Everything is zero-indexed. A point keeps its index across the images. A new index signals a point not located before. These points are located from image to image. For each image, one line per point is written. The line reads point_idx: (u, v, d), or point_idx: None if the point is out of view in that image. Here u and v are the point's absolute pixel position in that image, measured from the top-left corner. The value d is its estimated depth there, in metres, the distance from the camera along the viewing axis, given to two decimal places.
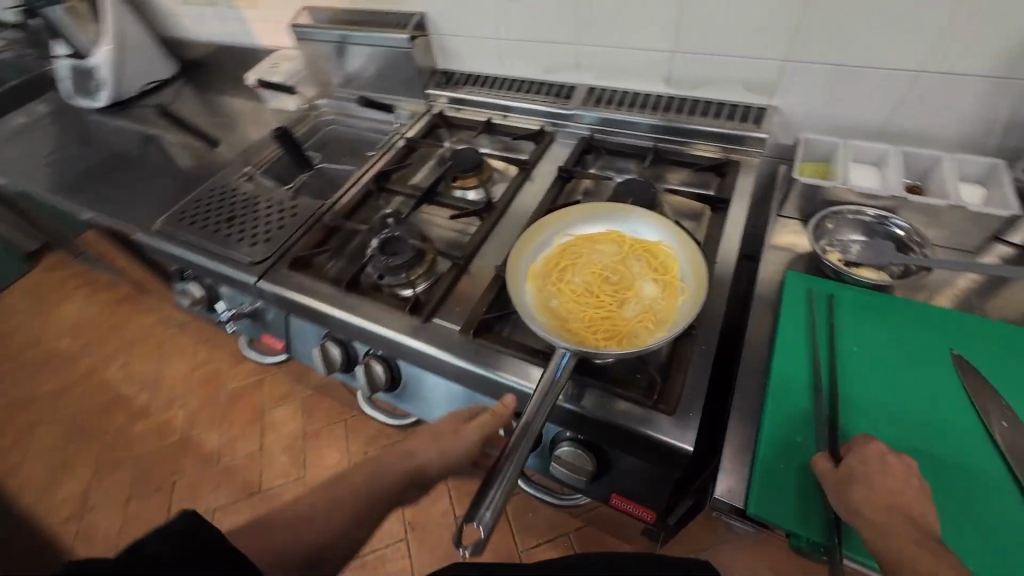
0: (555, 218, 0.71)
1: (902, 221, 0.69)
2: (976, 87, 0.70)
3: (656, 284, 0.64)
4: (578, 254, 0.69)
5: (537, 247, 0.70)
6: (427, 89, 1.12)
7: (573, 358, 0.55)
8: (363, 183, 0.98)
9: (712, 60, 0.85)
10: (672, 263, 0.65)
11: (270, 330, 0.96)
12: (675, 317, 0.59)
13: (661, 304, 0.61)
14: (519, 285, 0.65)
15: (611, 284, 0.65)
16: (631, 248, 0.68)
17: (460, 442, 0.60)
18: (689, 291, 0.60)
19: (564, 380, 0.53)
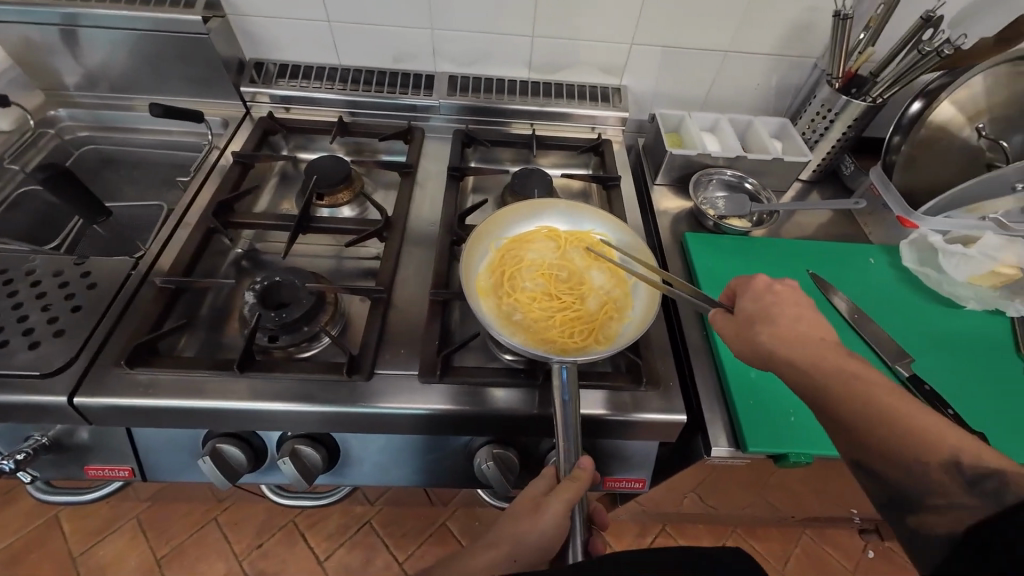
0: (485, 224, 0.66)
1: (752, 177, 0.86)
2: (765, 62, 0.88)
3: (603, 273, 0.65)
4: (519, 256, 0.66)
5: (475, 257, 0.64)
6: (241, 87, 0.88)
7: (572, 370, 0.52)
8: (193, 222, 0.73)
9: (567, 44, 0.88)
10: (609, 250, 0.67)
11: (96, 456, 0.66)
12: (635, 301, 0.62)
13: (617, 292, 0.63)
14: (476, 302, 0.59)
15: (563, 281, 0.64)
16: (568, 241, 0.68)
17: (546, 521, 0.48)
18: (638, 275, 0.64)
19: (575, 399, 0.52)
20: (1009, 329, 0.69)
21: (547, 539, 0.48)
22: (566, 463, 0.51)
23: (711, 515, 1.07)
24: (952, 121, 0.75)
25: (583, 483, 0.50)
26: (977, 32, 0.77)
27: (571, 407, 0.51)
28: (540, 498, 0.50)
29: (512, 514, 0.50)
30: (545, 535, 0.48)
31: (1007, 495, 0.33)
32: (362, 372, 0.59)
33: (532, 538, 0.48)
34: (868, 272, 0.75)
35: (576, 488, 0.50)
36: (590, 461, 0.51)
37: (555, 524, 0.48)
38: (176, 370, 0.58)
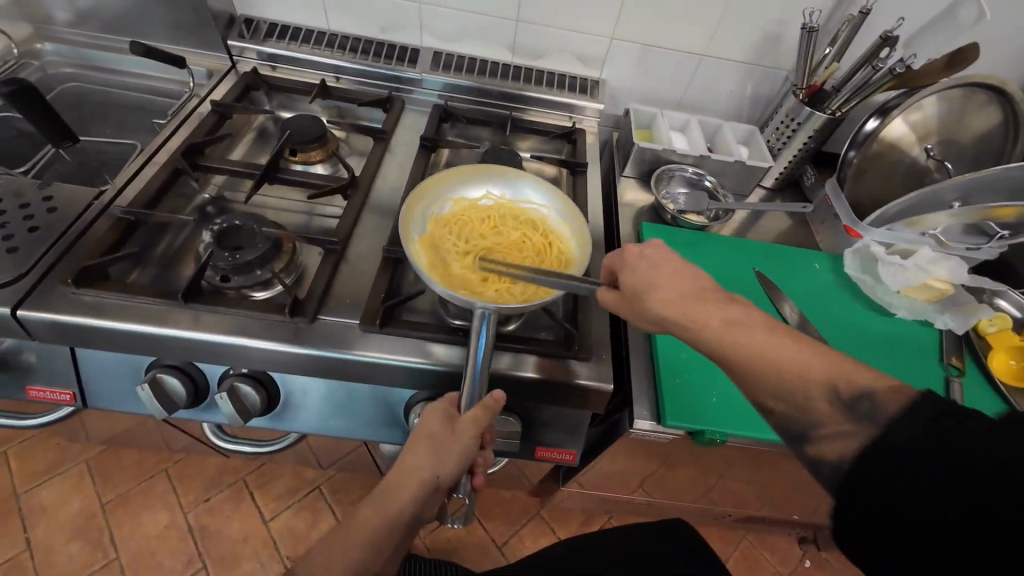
0: (425, 187, 0.69)
1: (712, 176, 0.89)
2: (737, 70, 0.92)
3: (517, 219, 0.72)
4: (444, 252, 0.66)
5: (416, 220, 0.67)
6: (228, 40, 0.89)
7: (494, 318, 0.54)
8: (161, 161, 0.75)
9: (551, 32, 0.90)
10: (541, 218, 0.72)
11: (38, 379, 0.67)
12: (557, 222, 0.71)
13: (538, 229, 0.71)
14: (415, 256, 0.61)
15: (492, 250, 0.68)
16: (481, 211, 0.71)
17: (463, 440, 0.54)
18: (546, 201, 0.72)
19: (491, 343, 0.54)
20: (935, 341, 0.73)
21: (468, 449, 0.55)
22: (466, 396, 0.55)
23: (653, 509, 1.08)
24: (902, 139, 0.79)
25: (495, 408, 0.55)
26: (923, 54, 0.83)
27: (485, 351, 0.54)
28: (455, 421, 0.55)
29: (428, 439, 0.54)
30: (463, 453, 0.54)
31: (876, 414, 0.36)
32: (304, 315, 0.61)
33: (452, 458, 0.54)
34: (812, 276, 0.79)
35: (489, 408, 0.55)
36: (501, 393, 0.56)
37: (470, 441, 0.54)
38: (121, 296, 0.59)
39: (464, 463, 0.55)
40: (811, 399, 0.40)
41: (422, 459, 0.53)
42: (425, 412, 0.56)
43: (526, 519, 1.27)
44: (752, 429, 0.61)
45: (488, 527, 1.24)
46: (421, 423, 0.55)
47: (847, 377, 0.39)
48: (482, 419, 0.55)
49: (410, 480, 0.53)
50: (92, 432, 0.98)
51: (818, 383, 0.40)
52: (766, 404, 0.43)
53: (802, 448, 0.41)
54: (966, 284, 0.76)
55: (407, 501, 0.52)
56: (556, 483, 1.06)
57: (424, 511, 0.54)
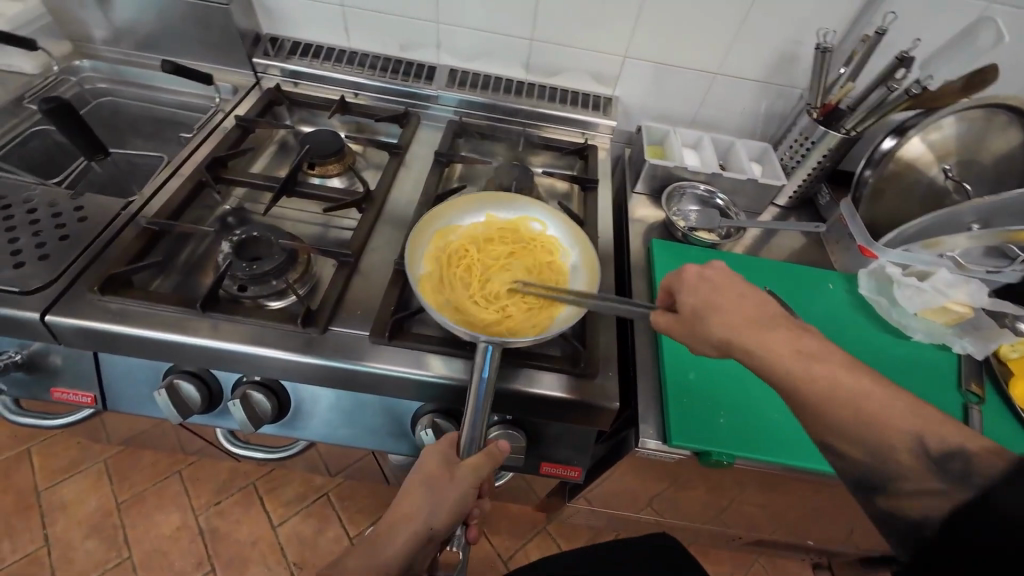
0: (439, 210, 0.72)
1: (724, 194, 0.89)
2: (750, 88, 0.92)
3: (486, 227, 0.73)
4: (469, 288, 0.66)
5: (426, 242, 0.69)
6: (254, 58, 0.93)
7: (498, 351, 0.55)
8: (186, 174, 0.78)
9: (566, 50, 0.92)
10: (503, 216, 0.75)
11: (63, 382, 0.69)
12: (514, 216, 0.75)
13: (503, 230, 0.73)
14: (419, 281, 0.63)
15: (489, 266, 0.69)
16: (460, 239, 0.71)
17: (458, 489, 0.54)
18: (495, 202, 0.75)
19: (492, 385, 0.54)
20: (954, 365, 0.71)
21: (464, 497, 0.54)
22: (466, 430, 0.54)
23: (661, 529, 1.06)
24: (920, 159, 0.78)
25: (497, 457, 0.56)
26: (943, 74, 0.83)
27: (485, 386, 0.54)
28: (454, 463, 0.55)
29: (425, 481, 0.54)
30: (458, 501, 0.54)
31: None
32: (317, 326, 0.62)
33: (447, 506, 0.53)
34: (826, 297, 0.78)
35: (490, 459, 0.56)
36: (506, 443, 0.57)
37: (467, 489, 0.54)
38: (142, 303, 0.62)
39: (458, 518, 0.55)
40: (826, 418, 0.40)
41: (419, 500, 0.53)
42: (425, 453, 0.56)
43: (532, 535, 1.26)
44: (761, 451, 0.60)
45: (493, 541, 1.24)
46: (420, 464, 0.55)
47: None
48: (484, 464, 0.55)
49: (405, 522, 0.53)
50: (111, 433, 1.01)
51: (923, 445, 0.39)
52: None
53: (880, 502, 0.41)
54: (987, 307, 0.74)
55: (401, 547, 0.52)
56: (562, 498, 1.05)
57: (416, 561, 0.54)
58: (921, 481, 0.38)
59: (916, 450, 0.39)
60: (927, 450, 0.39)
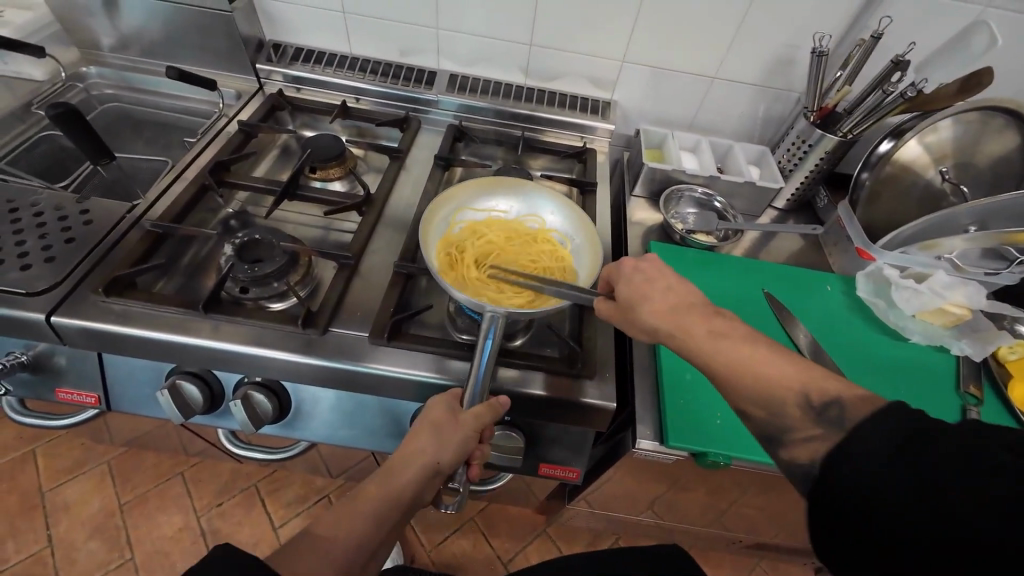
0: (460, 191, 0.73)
1: (722, 197, 0.90)
2: (748, 92, 0.92)
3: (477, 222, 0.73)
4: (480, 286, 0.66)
5: (440, 223, 0.71)
6: (257, 64, 0.95)
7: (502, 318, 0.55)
8: (190, 177, 0.79)
9: (564, 55, 0.93)
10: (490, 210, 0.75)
11: (68, 382, 0.70)
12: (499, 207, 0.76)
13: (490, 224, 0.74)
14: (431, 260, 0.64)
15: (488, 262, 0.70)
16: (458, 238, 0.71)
17: (464, 431, 0.55)
18: (481, 195, 0.75)
19: (497, 345, 0.55)
20: (953, 367, 0.71)
21: (468, 439, 0.55)
22: (471, 383, 0.55)
23: (661, 532, 1.06)
24: (917, 161, 0.78)
25: (500, 410, 0.58)
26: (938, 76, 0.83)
27: (491, 345, 0.55)
28: (459, 410, 0.56)
29: (432, 427, 0.55)
30: (464, 443, 0.55)
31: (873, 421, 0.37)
32: (316, 327, 0.63)
33: (454, 445, 0.54)
34: (824, 299, 0.78)
35: (493, 411, 0.57)
36: (507, 398, 0.58)
37: (471, 434, 0.56)
38: (146, 305, 0.63)
39: (463, 458, 0.56)
40: (807, 410, 0.40)
41: (425, 443, 0.54)
42: (430, 402, 0.57)
43: (532, 537, 1.26)
44: (759, 453, 0.60)
45: (493, 543, 1.24)
46: (426, 411, 0.56)
47: (851, 398, 0.40)
48: (488, 413, 0.56)
49: (413, 459, 0.53)
50: (115, 433, 1.02)
51: (811, 397, 0.41)
52: (768, 421, 0.42)
53: (782, 456, 0.41)
54: (986, 309, 0.74)
55: (411, 481, 0.53)
56: (562, 501, 1.05)
57: (423, 493, 0.54)
58: (818, 431, 0.39)
59: (804, 404, 0.41)
60: (811, 400, 0.40)
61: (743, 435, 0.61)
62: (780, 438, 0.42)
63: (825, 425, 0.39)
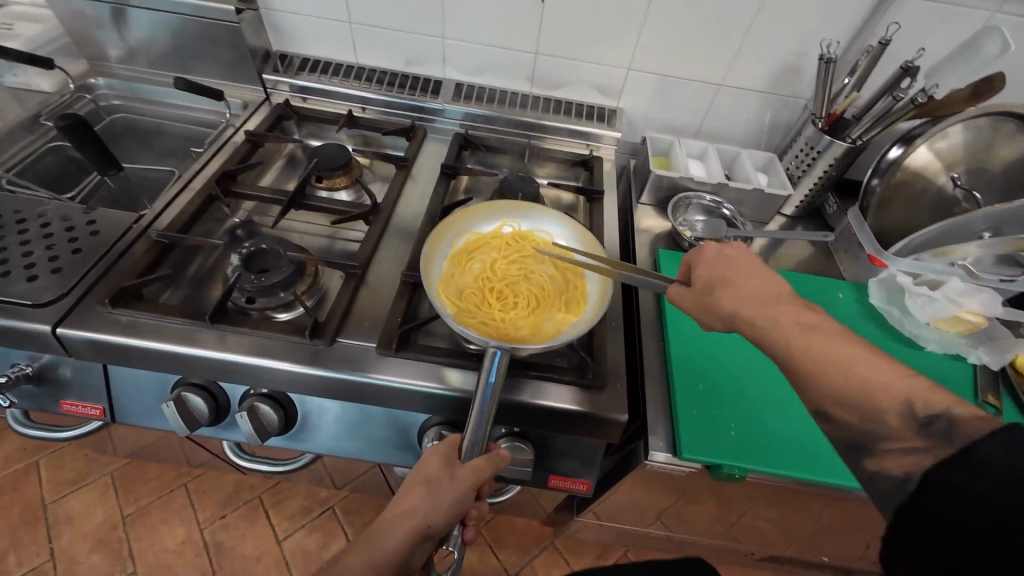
0: (507, 204, 0.76)
1: (730, 204, 0.89)
2: (754, 99, 0.92)
3: (459, 267, 0.70)
4: (528, 306, 0.68)
5: (472, 230, 0.75)
6: (263, 74, 0.95)
7: (505, 357, 0.55)
8: (197, 187, 0.79)
9: (569, 63, 0.93)
10: (457, 248, 0.72)
11: (72, 394, 0.70)
12: (454, 237, 0.73)
13: (464, 263, 0.71)
14: (436, 253, 0.69)
15: (500, 289, 0.69)
16: (469, 291, 0.68)
17: (457, 490, 0.53)
18: (438, 244, 0.70)
19: (498, 385, 0.53)
20: (970, 376, 0.70)
21: (462, 498, 0.54)
22: (472, 425, 0.54)
23: (671, 544, 1.04)
24: (928, 167, 0.78)
25: (498, 463, 0.56)
26: (947, 84, 0.81)
27: (491, 391, 0.53)
28: (455, 465, 0.55)
29: (427, 482, 0.54)
30: (456, 502, 0.54)
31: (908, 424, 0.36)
32: (324, 338, 0.62)
33: (445, 505, 0.53)
34: (836, 306, 0.77)
35: (491, 463, 0.56)
36: (506, 451, 0.57)
37: (465, 491, 0.54)
38: (153, 315, 0.62)
39: (457, 517, 0.55)
40: (912, 422, 0.38)
41: (420, 501, 0.53)
42: (427, 452, 0.56)
43: (540, 549, 1.24)
44: (778, 465, 0.59)
45: (499, 555, 1.22)
46: (422, 465, 0.55)
47: (907, 393, 0.39)
48: (486, 466, 0.55)
49: (405, 517, 0.53)
50: (117, 445, 1.01)
51: (918, 410, 0.38)
52: (851, 427, 0.41)
53: (872, 465, 0.40)
54: (1002, 317, 0.72)
55: (398, 544, 0.53)
56: (570, 513, 1.03)
57: (413, 555, 0.55)
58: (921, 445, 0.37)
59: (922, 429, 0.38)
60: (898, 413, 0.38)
61: (762, 445, 0.60)
62: (872, 447, 0.40)
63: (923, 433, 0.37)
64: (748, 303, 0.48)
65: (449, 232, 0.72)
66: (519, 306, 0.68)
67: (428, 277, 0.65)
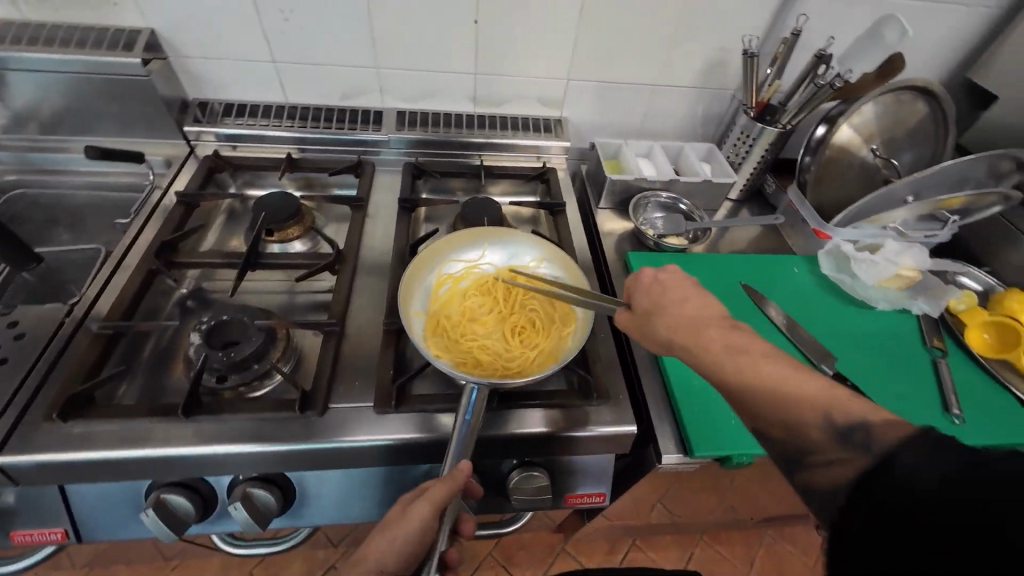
0: (466, 238, 0.73)
1: (685, 199, 0.93)
2: (687, 94, 0.97)
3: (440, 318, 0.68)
4: (518, 341, 0.67)
5: (445, 262, 0.72)
6: (184, 126, 0.88)
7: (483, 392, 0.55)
8: (133, 264, 0.71)
9: (509, 80, 0.93)
10: (430, 297, 0.69)
11: (23, 522, 0.61)
12: (423, 285, 0.69)
13: (441, 311, 0.69)
14: (411, 294, 0.67)
15: (485, 329, 0.68)
16: (458, 340, 0.66)
17: (411, 524, 0.51)
18: (410, 298, 0.66)
19: (476, 421, 0.54)
20: (915, 325, 0.78)
21: (414, 537, 0.51)
22: (447, 464, 0.53)
23: (677, 526, 1.09)
24: (850, 142, 0.85)
25: (460, 481, 0.52)
26: (859, 67, 0.90)
27: (468, 427, 0.53)
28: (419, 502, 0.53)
29: (387, 521, 0.52)
30: (409, 540, 0.50)
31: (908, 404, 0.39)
32: (314, 408, 0.59)
33: (400, 543, 0.50)
34: (792, 280, 0.83)
35: (447, 486, 0.51)
36: (469, 464, 0.52)
37: (422, 527, 0.51)
38: (114, 419, 0.56)
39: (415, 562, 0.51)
40: (833, 434, 0.40)
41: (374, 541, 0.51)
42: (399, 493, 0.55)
43: (552, 558, 1.24)
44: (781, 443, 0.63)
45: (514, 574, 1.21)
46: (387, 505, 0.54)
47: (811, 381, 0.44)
48: (442, 489, 0.51)
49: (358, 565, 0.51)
50: (78, 558, 0.90)
51: None
52: (780, 441, 0.44)
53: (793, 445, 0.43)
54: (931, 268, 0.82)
55: None
56: (579, 520, 1.04)
57: None
58: (848, 455, 0.39)
59: None
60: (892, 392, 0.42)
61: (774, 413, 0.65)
62: (802, 460, 0.42)
63: (847, 445, 0.39)
64: (680, 329, 0.52)
65: (418, 281, 0.69)
66: (510, 341, 0.67)
67: (415, 333, 0.63)
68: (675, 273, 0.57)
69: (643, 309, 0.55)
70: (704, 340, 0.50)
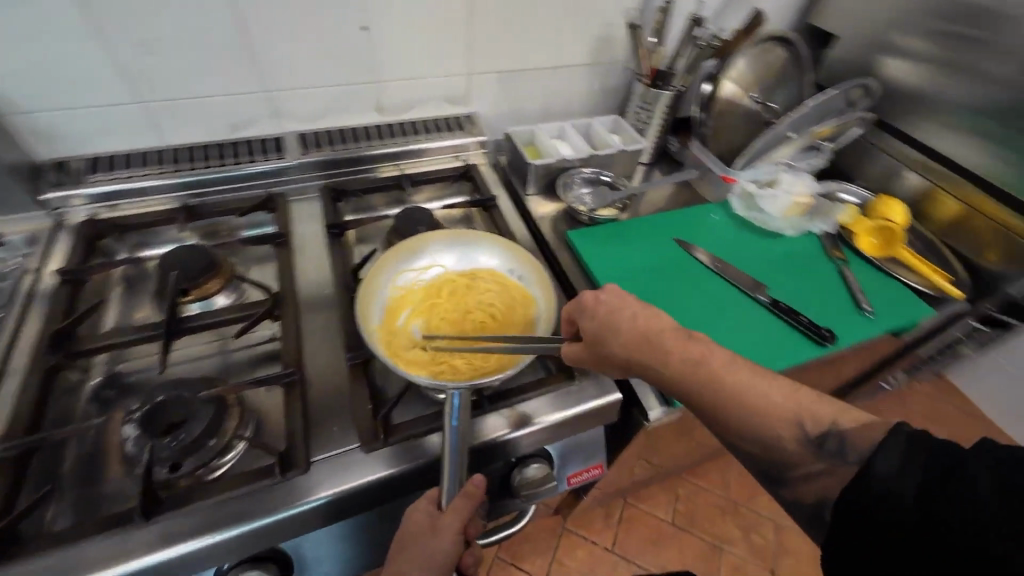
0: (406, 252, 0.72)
1: (606, 171, 0.97)
2: (584, 72, 1.01)
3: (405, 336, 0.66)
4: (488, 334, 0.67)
5: (398, 274, 0.71)
6: (42, 193, 0.74)
7: (465, 395, 0.54)
8: (21, 366, 0.60)
9: (410, 83, 0.90)
10: (389, 319, 0.67)
11: None
12: (378, 309, 0.67)
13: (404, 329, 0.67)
14: (368, 317, 0.64)
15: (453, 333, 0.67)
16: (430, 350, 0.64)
17: (441, 539, 0.51)
18: (368, 322, 0.63)
19: (465, 425, 0.53)
20: (818, 242, 0.89)
21: (447, 550, 0.51)
22: (450, 475, 0.53)
23: (659, 474, 1.16)
24: (734, 95, 0.95)
25: (477, 495, 0.53)
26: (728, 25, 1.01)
27: (458, 433, 0.52)
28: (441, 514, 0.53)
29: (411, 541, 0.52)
30: (445, 554, 0.51)
31: None
32: (296, 466, 0.54)
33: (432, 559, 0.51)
34: (712, 226, 0.91)
35: (467, 500, 0.52)
36: (483, 477, 0.54)
37: (454, 539, 0.52)
38: (53, 551, 0.47)
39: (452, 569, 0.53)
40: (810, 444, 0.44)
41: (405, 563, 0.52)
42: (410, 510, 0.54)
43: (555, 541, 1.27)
44: None
45: (524, 568, 1.22)
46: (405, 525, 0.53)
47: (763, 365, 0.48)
48: (463, 506, 0.52)
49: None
50: None
51: None
52: (762, 457, 0.47)
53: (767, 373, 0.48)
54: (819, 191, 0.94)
55: None
56: (575, 497, 1.07)
57: None
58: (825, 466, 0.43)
59: None
60: None
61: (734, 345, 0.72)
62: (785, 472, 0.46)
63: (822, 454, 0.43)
64: (632, 345, 0.55)
65: (372, 305, 0.66)
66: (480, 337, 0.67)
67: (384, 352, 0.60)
68: (615, 291, 0.59)
69: (594, 335, 0.56)
70: (660, 352, 0.53)
